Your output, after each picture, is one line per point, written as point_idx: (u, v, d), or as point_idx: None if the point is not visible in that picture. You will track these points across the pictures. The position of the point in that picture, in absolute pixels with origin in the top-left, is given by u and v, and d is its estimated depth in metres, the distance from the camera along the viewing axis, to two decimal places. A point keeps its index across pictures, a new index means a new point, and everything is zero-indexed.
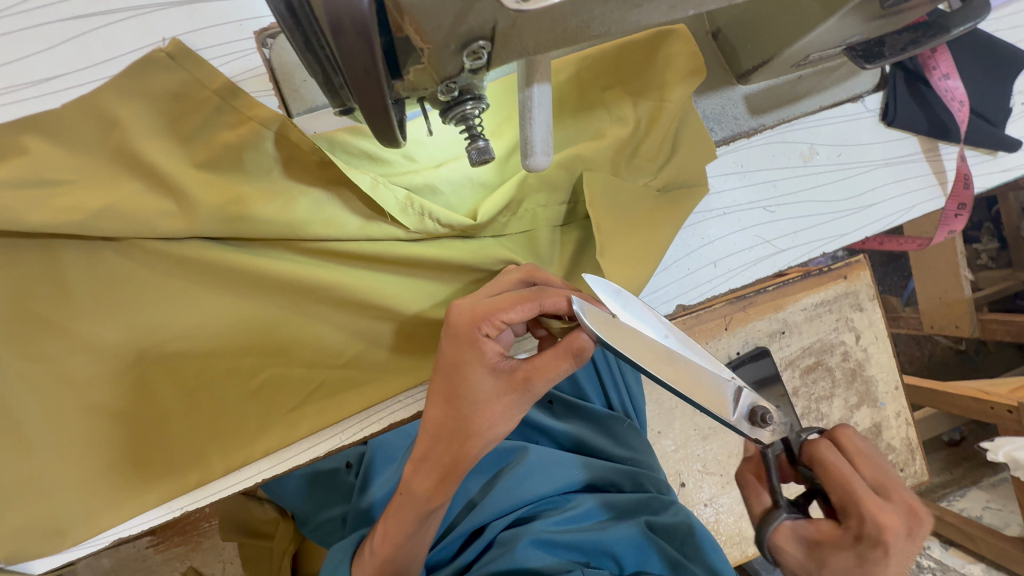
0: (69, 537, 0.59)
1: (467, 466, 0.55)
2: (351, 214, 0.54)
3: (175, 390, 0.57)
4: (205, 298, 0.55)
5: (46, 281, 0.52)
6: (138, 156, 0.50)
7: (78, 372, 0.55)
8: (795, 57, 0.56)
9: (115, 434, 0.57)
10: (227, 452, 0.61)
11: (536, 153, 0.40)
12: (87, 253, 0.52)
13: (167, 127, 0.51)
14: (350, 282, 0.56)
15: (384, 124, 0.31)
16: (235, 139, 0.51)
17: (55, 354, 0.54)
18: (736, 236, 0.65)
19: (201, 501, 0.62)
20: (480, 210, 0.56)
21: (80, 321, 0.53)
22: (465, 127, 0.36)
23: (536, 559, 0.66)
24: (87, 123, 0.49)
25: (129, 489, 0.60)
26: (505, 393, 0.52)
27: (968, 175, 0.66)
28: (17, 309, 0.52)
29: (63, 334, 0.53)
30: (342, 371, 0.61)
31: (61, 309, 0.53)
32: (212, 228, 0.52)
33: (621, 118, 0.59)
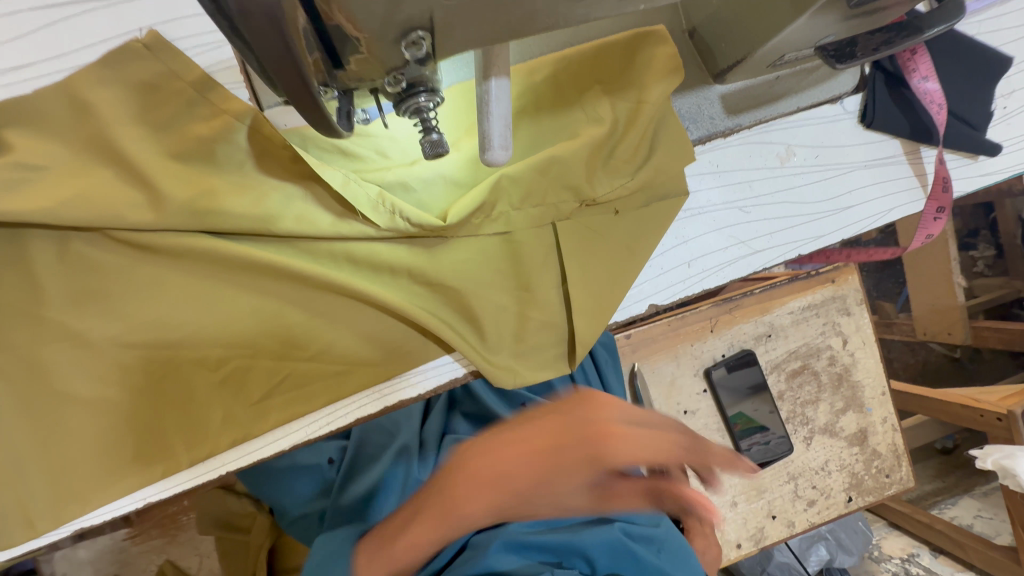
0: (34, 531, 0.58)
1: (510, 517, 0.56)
2: (324, 210, 0.54)
3: (140, 381, 0.57)
4: (176, 289, 0.55)
5: (21, 267, 0.53)
6: (112, 146, 0.51)
7: (45, 360, 0.54)
8: (770, 57, 0.56)
9: (79, 425, 0.56)
10: (193, 445, 0.60)
11: (494, 148, 0.40)
12: (62, 241, 0.53)
13: (140, 118, 0.51)
14: (320, 277, 0.56)
15: (318, 114, 0.32)
16: (208, 131, 0.52)
17: (24, 341, 0.54)
18: (711, 236, 0.64)
19: (173, 489, 0.62)
20: (451, 212, 0.55)
21: (49, 309, 0.54)
22: (419, 119, 0.36)
23: (507, 561, 0.67)
24: (66, 114, 0.50)
25: (91, 484, 0.58)
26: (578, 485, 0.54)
27: (947, 178, 0.66)
28: None
29: (33, 321, 0.54)
30: (310, 365, 0.60)
31: (31, 296, 0.53)
32: (179, 220, 0.52)
33: (598, 119, 0.58)
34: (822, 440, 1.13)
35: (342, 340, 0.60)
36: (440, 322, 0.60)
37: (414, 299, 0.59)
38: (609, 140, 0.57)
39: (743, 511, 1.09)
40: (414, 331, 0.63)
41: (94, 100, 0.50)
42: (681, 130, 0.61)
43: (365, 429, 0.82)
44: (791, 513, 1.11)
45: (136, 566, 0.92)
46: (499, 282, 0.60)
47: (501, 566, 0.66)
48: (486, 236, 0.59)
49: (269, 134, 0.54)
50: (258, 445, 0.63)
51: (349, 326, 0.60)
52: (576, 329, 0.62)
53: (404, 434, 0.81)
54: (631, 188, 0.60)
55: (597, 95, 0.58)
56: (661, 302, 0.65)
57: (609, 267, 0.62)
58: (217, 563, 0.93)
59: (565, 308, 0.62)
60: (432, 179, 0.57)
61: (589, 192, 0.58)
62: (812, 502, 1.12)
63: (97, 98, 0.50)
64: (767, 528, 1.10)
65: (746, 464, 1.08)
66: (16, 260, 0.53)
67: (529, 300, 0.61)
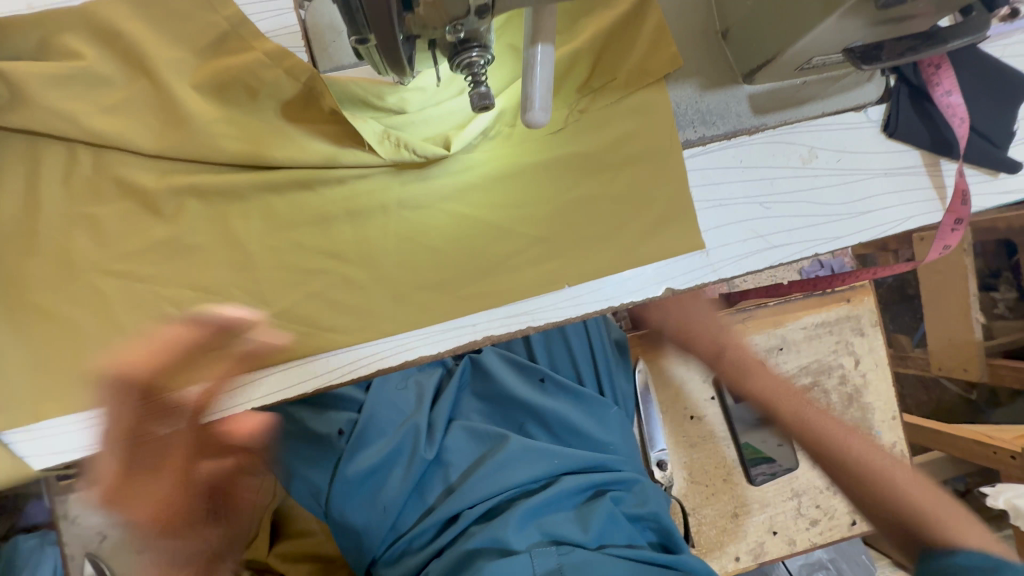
0: (71, 403, 0.54)
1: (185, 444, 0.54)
2: (355, 167, 0.57)
3: (125, 285, 0.55)
4: (208, 232, 0.56)
5: (26, 199, 0.54)
6: (167, 94, 0.53)
7: (58, 261, 0.54)
8: (797, 59, 0.59)
9: (55, 290, 0.54)
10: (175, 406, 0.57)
11: (535, 109, 0.42)
12: (66, 198, 0.54)
13: (192, 72, 0.54)
14: (354, 232, 0.58)
15: (389, 38, 0.36)
16: (252, 83, 0.54)
17: (38, 278, 0.54)
18: (731, 227, 0.65)
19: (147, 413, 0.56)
20: (455, 139, 0.57)
21: (59, 208, 0.54)
22: (469, 73, 0.39)
23: (513, 540, 0.70)
24: (121, 62, 0.53)
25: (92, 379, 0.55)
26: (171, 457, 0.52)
27: (966, 191, 0.66)
28: (22, 225, 0.54)
29: (43, 178, 0.54)
30: (305, 335, 0.58)
31: (38, 224, 0.54)
32: (228, 169, 0.55)
33: (632, 110, 0.62)
34: None
35: (360, 299, 0.59)
36: (459, 293, 0.60)
37: (435, 260, 0.60)
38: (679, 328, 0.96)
39: (744, 524, 1.06)
40: (426, 305, 0.60)
41: (137, 39, 0.53)
42: (677, 130, 0.63)
43: (378, 403, 0.82)
44: (792, 530, 1.08)
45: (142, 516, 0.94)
46: (522, 253, 0.61)
47: (508, 541, 0.70)
48: (513, 210, 0.61)
49: (294, 132, 0.56)
50: (255, 394, 0.58)
51: (367, 286, 0.59)
52: (589, 312, 0.63)
53: (417, 413, 0.82)
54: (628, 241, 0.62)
55: (617, 89, 0.61)
56: (678, 285, 0.64)
57: (627, 252, 0.63)
58: None
59: (584, 287, 0.63)
60: (471, 165, 0.60)
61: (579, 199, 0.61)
62: (815, 521, 1.08)
63: (153, 43, 0.53)
64: (767, 543, 1.06)
65: (749, 477, 1.06)
66: (28, 159, 0.54)
67: (554, 273, 0.62)
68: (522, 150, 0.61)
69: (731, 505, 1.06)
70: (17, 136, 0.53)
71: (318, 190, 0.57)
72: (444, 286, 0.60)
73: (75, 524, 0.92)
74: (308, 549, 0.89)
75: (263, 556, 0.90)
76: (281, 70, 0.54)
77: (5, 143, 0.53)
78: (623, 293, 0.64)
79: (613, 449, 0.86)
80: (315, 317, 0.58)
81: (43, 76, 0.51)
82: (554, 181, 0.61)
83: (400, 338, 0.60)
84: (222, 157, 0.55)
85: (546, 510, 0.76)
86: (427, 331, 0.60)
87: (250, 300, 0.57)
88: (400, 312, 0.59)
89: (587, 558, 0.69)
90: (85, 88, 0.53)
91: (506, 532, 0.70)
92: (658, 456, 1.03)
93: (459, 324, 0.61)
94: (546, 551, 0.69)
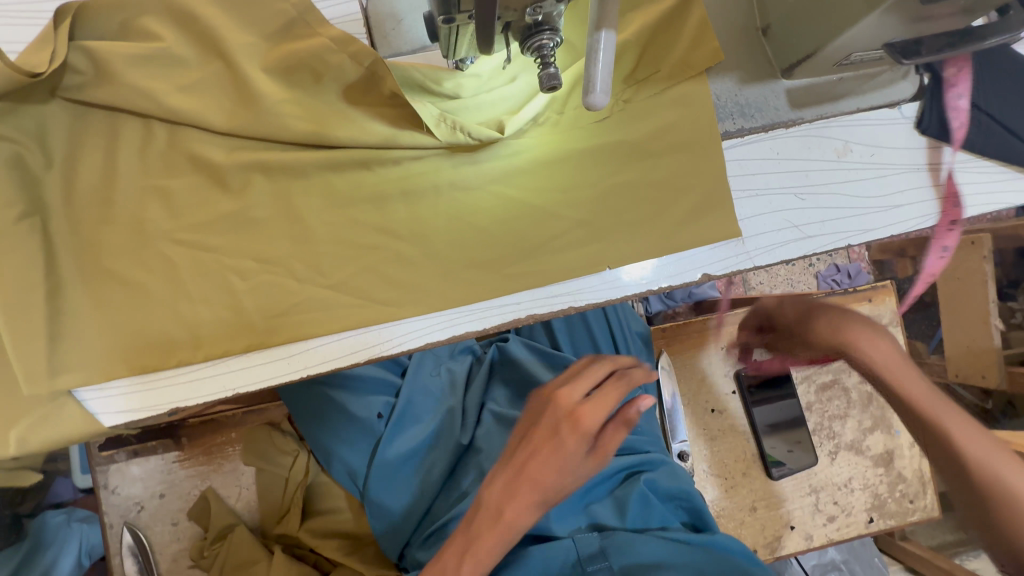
0: (138, 363, 0.58)
1: (564, 422, 0.57)
2: (410, 148, 0.60)
3: (194, 254, 0.58)
4: (272, 206, 0.59)
5: (105, 170, 0.57)
6: (239, 74, 0.56)
7: (135, 229, 0.57)
8: (836, 55, 0.61)
9: (131, 256, 0.58)
10: (206, 375, 0.59)
11: (596, 92, 0.45)
12: (143, 170, 0.57)
13: (261, 54, 0.57)
14: (406, 210, 0.61)
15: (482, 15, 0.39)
16: (319, 65, 0.56)
17: (115, 244, 0.57)
18: (767, 216, 0.68)
19: (167, 384, 0.59)
20: (508, 124, 0.59)
21: (136, 179, 0.57)
22: (538, 55, 0.43)
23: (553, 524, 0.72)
24: (195, 41, 0.56)
25: (160, 341, 0.58)
26: (555, 422, 0.57)
27: (956, 194, 0.70)
28: (100, 193, 0.57)
29: (123, 151, 0.57)
30: (357, 308, 0.61)
31: (116, 194, 0.57)
32: (293, 147, 0.58)
33: (674, 101, 0.64)
34: (847, 456, 1.10)
35: (410, 274, 0.61)
36: (504, 272, 0.63)
37: (482, 240, 0.62)
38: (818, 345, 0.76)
39: (761, 518, 1.06)
40: (472, 283, 0.62)
41: (212, 20, 0.55)
42: (717, 121, 0.66)
43: (414, 389, 0.84)
44: (810, 526, 1.08)
45: (178, 488, 0.97)
46: (563, 236, 0.63)
47: (545, 525, 0.72)
48: (557, 194, 0.63)
49: (356, 113, 0.58)
50: (306, 363, 0.60)
51: (418, 262, 0.61)
52: (626, 294, 0.66)
53: (451, 399, 0.84)
54: (666, 226, 0.65)
55: (661, 79, 0.64)
56: (714, 271, 0.67)
57: (666, 236, 0.65)
58: (254, 495, 0.98)
59: (623, 270, 0.65)
60: (519, 150, 0.62)
61: (620, 185, 0.64)
62: (832, 517, 1.08)
63: (225, 23, 0.55)
64: (785, 538, 1.06)
65: (769, 471, 1.07)
66: (107, 133, 0.57)
67: (595, 256, 0.64)
68: (567, 137, 0.63)
69: (750, 499, 1.07)
70: (100, 110, 0.57)
71: (374, 170, 0.60)
72: (489, 265, 0.62)
73: (115, 493, 0.95)
74: (337, 527, 0.92)
75: (295, 530, 0.92)
76: (346, 55, 0.56)
77: (86, 118, 0.57)
78: (661, 275, 0.66)
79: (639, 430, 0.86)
80: (368, 291, 0.61)
81: (126, 55, 0.54)
82: (598, 167, 0.64)
83: (449, 313, 0.62)
84: (287, 136, 0.58)
85: (585, 498, 0.77)
86: (473, 307, 0.63)
87: (308, 273, 0.60)
88: (447, 288, 0.62)
89: (627, 539, 0.69)
90: (163, 66, 0.56)
91: (548, 519, 0.72)
92: (678, 447, 1.05)
93: (502, 301, 0.63)
94: (588, 535, 0.71)
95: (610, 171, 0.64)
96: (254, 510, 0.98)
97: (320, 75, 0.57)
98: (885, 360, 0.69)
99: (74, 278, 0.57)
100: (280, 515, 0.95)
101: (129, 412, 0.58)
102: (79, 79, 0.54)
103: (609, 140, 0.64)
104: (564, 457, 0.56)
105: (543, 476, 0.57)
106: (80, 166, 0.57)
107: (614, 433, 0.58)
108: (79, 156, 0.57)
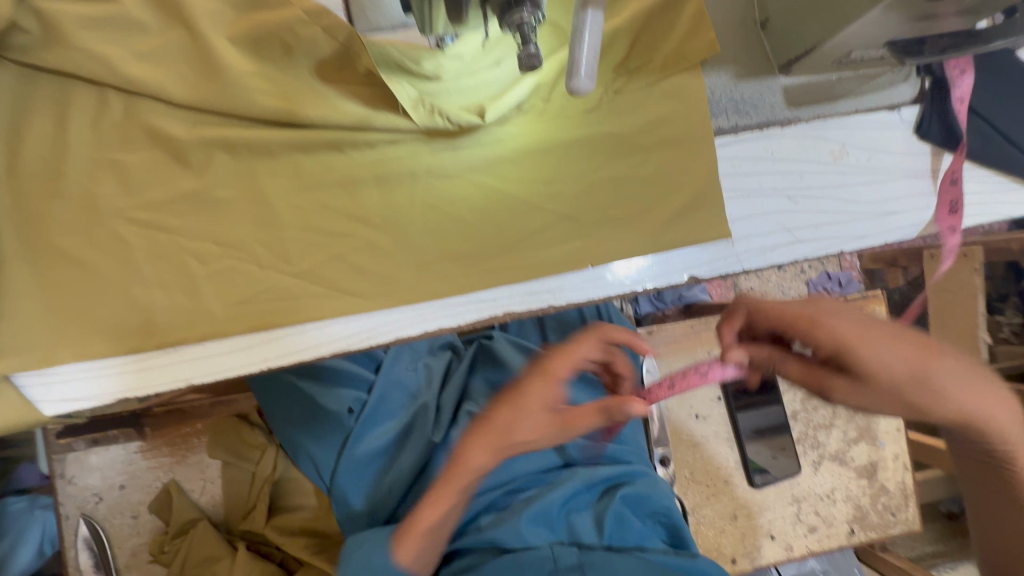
0: (85, 349, 0.54)
1: (542, 373, 0.58)
2: (385, 130, 0.56)
3: (149, 234, 0.54)
4: (236, 187, 0.56)
5: (54, 139, 0.53)
6: (202, 43, 0.52)
7: (85, 204, 0.54)
8: (836, 52, 0.58)
9: (80, 233, 0.54)
10: (159, 362, 0.56)
11: (581, 76, 0.41)
12: (96, 142, 0.54)
13: (227, 23, 0.53)
14: (379, 197, 0.58)
15: None
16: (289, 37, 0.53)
17: (63, 220, 0.53)
18: (759, 218, 0.65)
19: (118, 372, 0.55)
20: (490, 109, 0.56)
21: (89, 151, 0.54)
22: (518, 31, 0.39)
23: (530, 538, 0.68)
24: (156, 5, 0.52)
25: (109, 327, 0.54)
26: (541, 380, 0.58)
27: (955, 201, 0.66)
28: (49, 164, 0.53)
29: (74, 121, 0.53)
30: (324, 300, 0.57)
31: (65, 166, 0.53)
32: (260, 126, 0.55)
33: (666, 94, 0.61)
34: (831, 467, 1.08)
35: (381, 265, 0.58)
36: (481, 266, 0.60)
37: (459, 231, 0.59)
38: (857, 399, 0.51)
39: (742, 527, 1.04)
40: (447, 277, 0.59)
41: None
42: (710, 117, 0.63)
43: (388, 385, 0.80)
44: (790, 536, 1.06)
45: (139, 480, 0.92)
46: (545, 230, 0.60)
47: (520, 539, 0.67)
48: (540, 187, 0.60)
49: (328, 91, 0.55)
50: (269, 354, 0.57)
51: (391, 253, 0.58)
52: (608, 294, 0.63)
53: (426, 394, 0.80)
54: (653, 223, 0.62)
55: (653, 70, 0.61)
56: (701, 273, 0.64)
57: (652, 234, 0.62)
58: (219, 490, 0.94)
59: (607, 268, 0.63)
60: (502, 138, 0.59)
61: (605, 181, 0.61)
62: (813, 528, 1.07)
63: None
64: (765, 548, 1.05)
65: (751, 480, 1.04)
66: (57, 100, 0.53)
67: (577, 253, 0.61)
68: (554, 125, 0.60)
69: (731, 506, 1.05)
70: (50, 76, 0.53)
71: (346, 153, 0.57)
72: (466, 257, 0.59)
73: (72, 482, 0.91)
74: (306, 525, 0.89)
75: (260, 528, 0.88)
76: (318, 28, 0.52)
77: (35, 83, 0.53)
78: (646, 274, 0.64)
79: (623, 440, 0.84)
80: (336, 281, 0.57)
81: (80, 17, 0.50)
82: (584, 160, 0.61)
83: (421, 307, 0.59)
84: (253, 112, 0.54)
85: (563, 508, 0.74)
86: (446, 302, 0.60)
87: (272, 260, 0.56)
88: (421, 281, 0.59)
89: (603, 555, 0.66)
90: (120, 31, 0.52)
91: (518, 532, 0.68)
92: (659, 452, 1.02)
93: (477, 296, 0.60)
94: (564, 549, 0.66)
95: (597, 164, 0.61)
96: (219, 504, 0.94)
97: (289, 48, 0.53)
98: (957, 383, 0.49)
99: (17, 255, 0.53)
100: (246, 511, 0.92)
101: (75, 400, 0.54)
102: (28, 40, 0.50)
103: (597, 131, 0.61)
104: (527, 407, 0.56)
105: (505, 427, 0.56)
106: (28, 135, 0.53)
107: (593, 413, 0.57)
108: (26, 124, 0.53)
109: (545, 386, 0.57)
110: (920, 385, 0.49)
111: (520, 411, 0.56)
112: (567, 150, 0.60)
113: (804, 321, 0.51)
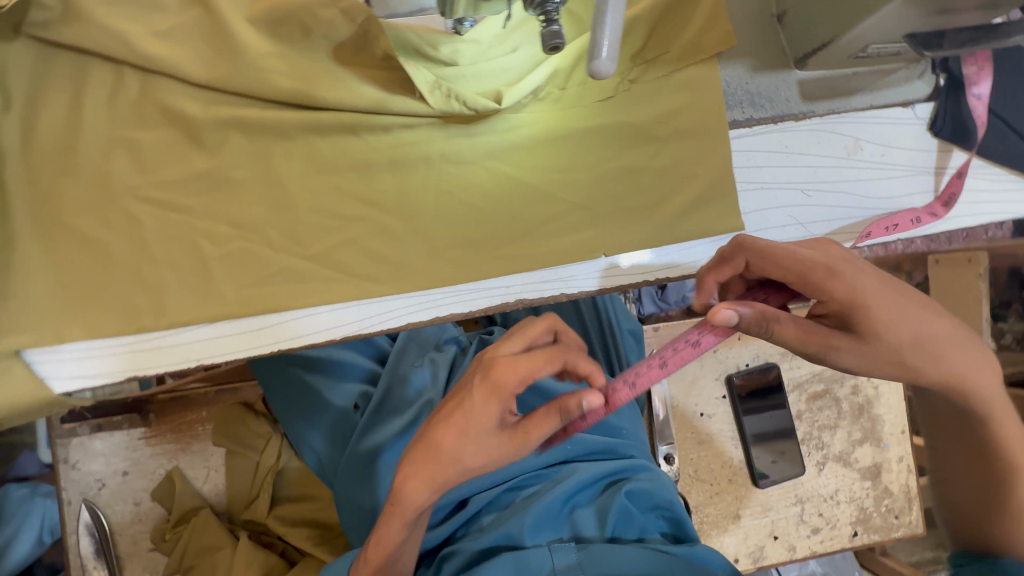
0: (96, 327, 0.54)
1: (490, 383, 0.48)
2: (401, 114, 0.56)
3: (163, 214, 0.54)
4: (251, 168, 0.56)
5: (70, 117, 0.53)
6: (220, 23, 0.52)
7: (99, 182, 0.54)
8: (853, 46, 0.58)
9: (93, 210, 0.54)
10: (170, 342, 0.55)
11: (601, 58, 0.41)
12: (113, 121, 0.54)
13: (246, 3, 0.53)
14: (393, 181, 0.58)
15: None
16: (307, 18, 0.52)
17: (78, 198, 0.53)
18: (771, 210, 0.65)
19: (128, 351, 0.55)
20: (506, 95, 0.56)
21: (104, 129, 0.54)
22: (541, 9, 0.40)
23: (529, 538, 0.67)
24: None
25: (121, 305, 0.54)
26: (486, 392, 0.48)
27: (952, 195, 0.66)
28: (65, 142, 0.53)
29: (90, 99, 0.53)
30: (335, 283, 0.57)
31: (81, 143, 0.53)
32: (276, 107, 0.55)
33: (681, 84, 0.61)
34: (834, 467, 1.08)
35: (394, 250, 0.58)
36: (494, 253, 0.60)
37: (472, 218, 0.59)
38: (860, 364, 0.47)
39: (745, 526, 1.04)
40: (460, 263, 0.59)
41: None
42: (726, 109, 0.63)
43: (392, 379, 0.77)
44: (793, 537, 1.05)
45: (142, 466, 0.92)
46: (557, 219, 0.60)
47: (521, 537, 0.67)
48: (554, 175, 0.60)
49: (345, 74, 0.55)
50: (281, 336, 0.57)
51: (404, 237, 0.58)
52: (619, 284, 0.63)
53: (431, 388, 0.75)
54: (666, 214, 0.62)
55: (669, 60, 0.60)
56: None
57: (665, 225, 0.62)
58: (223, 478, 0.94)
59: (619, 258, 0.63)
60: (517, 126, 0.59)
61: (619, 171, 0.61)
62: (816, 529, 1.06)
63: None
64: (767, 548, 1.04)
65: (755, 479, 1.04)
66: (74, 77, 0.53)
67: (590, 242, 0.61)
68: (569, 114, 0.60)
69: (735, 505, 1.04)
70: (68, 53, 0.53)
71: (361, 136, 0.57)
72: (479, 244, 0.59)
73: (76, 468, 0.91)
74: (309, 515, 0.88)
75: (263, 516, 0.88)
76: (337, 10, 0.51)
77: (52, 60, 0.53)
78: (657, 265, 0.64)
79: (626, 434, 0.83)
80: (349, 265, 0.57)
81: None
82: (599, 149, 0.60)
83: (433, 293, 0.59)
84: (269, 93, 0.54)
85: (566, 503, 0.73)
86: (458, 288, 0.60)
87: (286, 242, 0.56)
88: (433, 267, 0.59)
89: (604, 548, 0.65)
90: (139, 10, 0.52)
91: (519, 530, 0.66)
92: (664, 449, 1.02)
93: (490, 283, 0.60)
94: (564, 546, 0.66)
95: (612, 153, 0.61)
96: (222, 493, 0.94)
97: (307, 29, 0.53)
98: (949, 341, 0.47)
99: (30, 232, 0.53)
100: (248, 499, 0.92)
101: (86, 378, 0.55)
102: (47, 16, 0.50)
103: (612, 120, 0.60)
104: (473, 421, 0.48)
105: (445, 449, 0.49)
106: (44, 111, 0.53)
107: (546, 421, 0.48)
108: (43, 100, 0.53)
109: (489, 403, 0.47)
110: (922, 348, 0.46)
111: (465, 432, 0.49)
112: (582, 138, 0.60)
113: (819, 269, 0.46)
